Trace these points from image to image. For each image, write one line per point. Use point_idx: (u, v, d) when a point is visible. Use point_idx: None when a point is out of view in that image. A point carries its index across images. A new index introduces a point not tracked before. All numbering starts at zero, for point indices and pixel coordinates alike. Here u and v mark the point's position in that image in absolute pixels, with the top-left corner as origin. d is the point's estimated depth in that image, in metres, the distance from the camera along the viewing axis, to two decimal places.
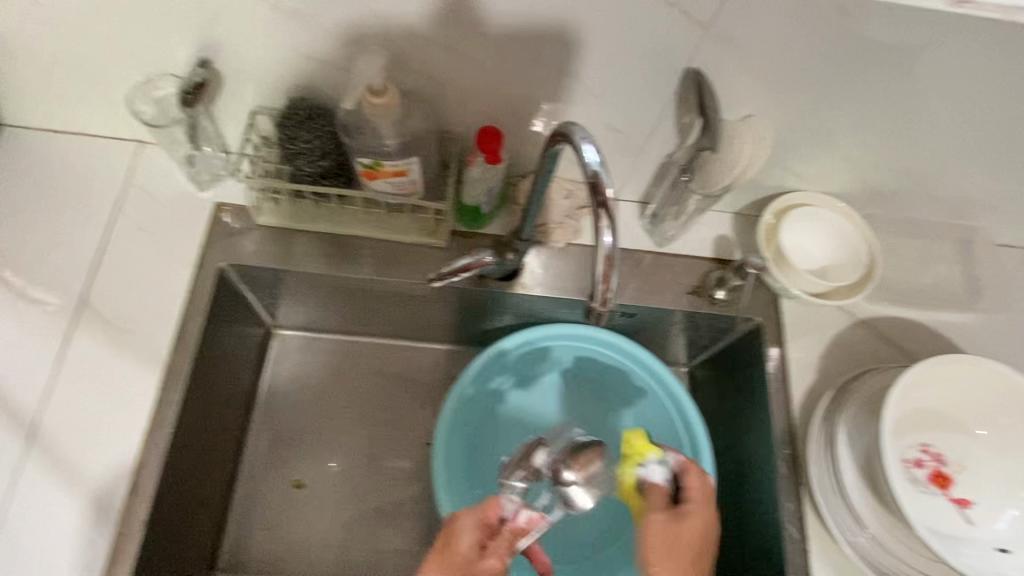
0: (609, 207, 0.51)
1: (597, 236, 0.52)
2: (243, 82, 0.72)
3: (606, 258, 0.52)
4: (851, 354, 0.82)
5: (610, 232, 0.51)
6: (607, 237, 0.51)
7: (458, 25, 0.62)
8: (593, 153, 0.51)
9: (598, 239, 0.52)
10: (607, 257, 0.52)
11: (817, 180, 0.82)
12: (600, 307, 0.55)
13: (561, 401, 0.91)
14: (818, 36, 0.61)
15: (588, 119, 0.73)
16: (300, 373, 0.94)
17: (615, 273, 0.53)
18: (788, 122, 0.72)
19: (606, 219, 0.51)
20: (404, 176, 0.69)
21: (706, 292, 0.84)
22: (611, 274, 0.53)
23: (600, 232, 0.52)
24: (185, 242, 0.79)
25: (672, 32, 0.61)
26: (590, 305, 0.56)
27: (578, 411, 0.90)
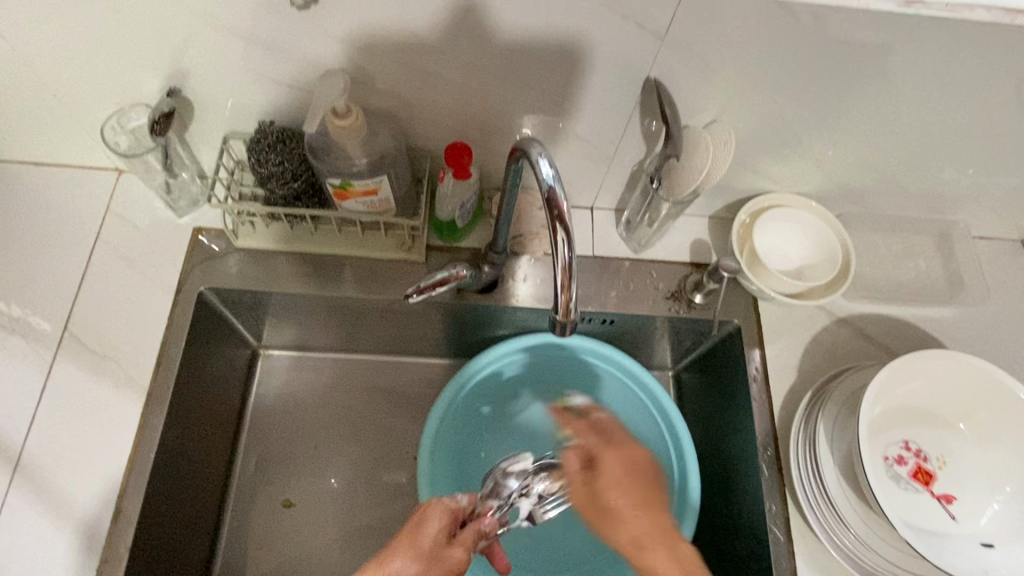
0: (565, 220, 0.51)
1: (554, 249, 0.52)
2: (213, 109, 0.73)
3: (564, 270, 0.53)
4: (832, 353, 0.82)
5: (567, 244, 0.51)
6: (564, 250, 0.51)
7: (419, 45, 0.63)
8: (549, 168, 0.52)
9: (555, 251, 0.52)
10: (566, 268, 0.53)
11: (791, 181, 0.83)
12: (563, 319, 0.56)
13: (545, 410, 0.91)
14: (775, 43, 0.61)
15: (556, 131, 0.74)
16: (286, 392, 0.95)
17: (575, 283, 0.54)
18: (755, 126, 0.73)
19: (562, 232, 0.51)
20: (375, 195, 0.71)
21: (684, 296, 0.84)
22: (571, 286, 0.54)
23: (558, 245, 0.53)
24: (165, 268, 0.80)
25: (630, 44, 0.61)
26: (553, 317, 0.56)
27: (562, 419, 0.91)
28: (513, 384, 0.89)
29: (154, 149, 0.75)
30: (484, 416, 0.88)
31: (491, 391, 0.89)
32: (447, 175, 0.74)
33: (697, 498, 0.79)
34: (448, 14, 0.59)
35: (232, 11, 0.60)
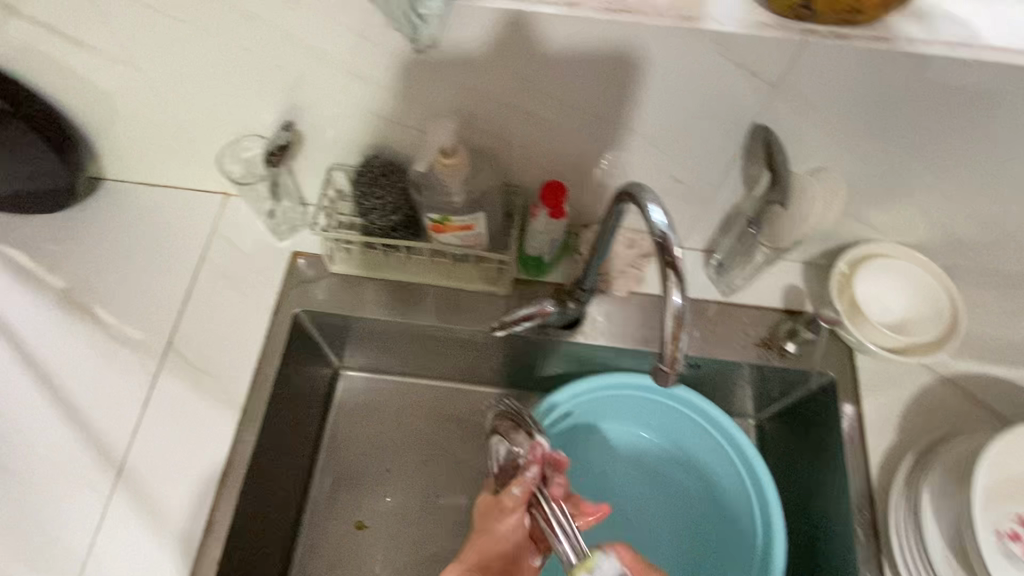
0: (677, 266, 0.50)
1: (666, 294, 0.51)
2: (319, 141, 0.76)
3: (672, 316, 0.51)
4: (936, 415, 0.77)
5: (679, 290, 0.50)
6: (675, 296, 0.50)
7: (524, 87, 0.63)
8: (661, 215, 0.51)
9: (666, 296, 0.51)
10: (677, 316, 0.51)
11: (895, 231, 0.79)
12: (669, 367, 0.53)
13: (624, 444, 0.90)
14: (893, 95, 0.59)
15: (651, 172, 0.73)
16: (365, 414, 0.97)
17: (688, 333, 0.51)
18: (863, 175, 0.70)
19: (674, 277, 0.50)
20: (471, 230, 0.72)
21: (775, 344, 0.81)
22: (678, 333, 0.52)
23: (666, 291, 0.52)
24: (263, 288, 0.83)
25: (738, 91, 0.60)
26: (658, 365, 0.54)
27: (643, 455, 0.90)
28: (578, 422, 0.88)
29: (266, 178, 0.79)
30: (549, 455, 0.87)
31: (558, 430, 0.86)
32: (538, 212, 0.74)
33: (783, 546, 0.76)
34: (555, 60, 0.60)
35: (349, 51, 0.63)
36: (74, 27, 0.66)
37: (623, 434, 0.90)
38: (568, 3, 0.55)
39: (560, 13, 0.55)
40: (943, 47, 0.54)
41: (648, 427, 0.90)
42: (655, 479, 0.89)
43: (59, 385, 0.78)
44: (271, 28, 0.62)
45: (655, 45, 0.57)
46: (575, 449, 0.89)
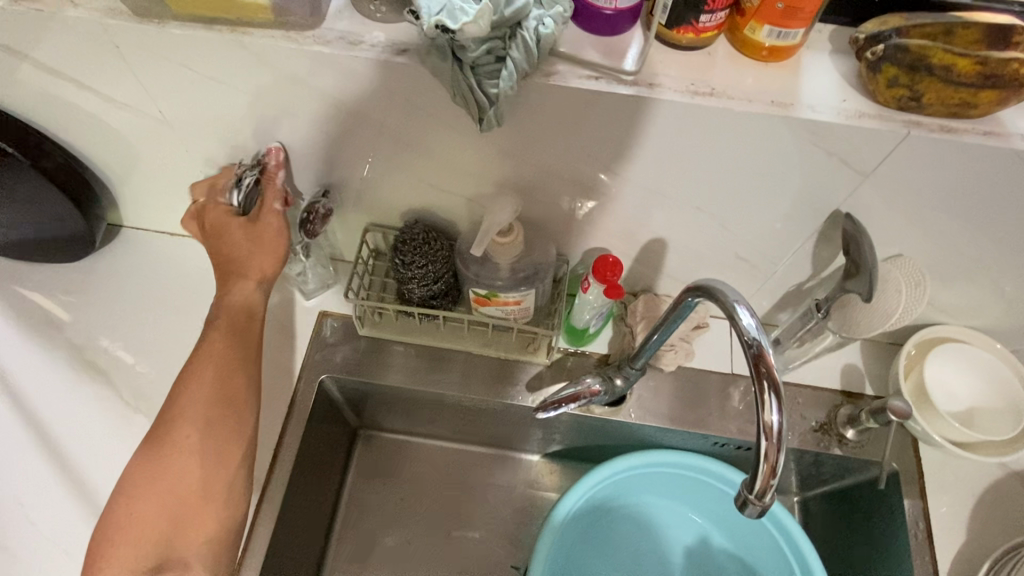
0: (775, 380, 0.44)
1: (761, 414, 0.45)
2: (357, 201, 0.71)
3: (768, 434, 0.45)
4: (1007, 515, 0.72)
5: (778, 409, 0.44)
6: (772, 413, 0.44)
7: (588, 163, 0.58)
8: (751, 318, 0.45)
9: (761, 417, 0.44)
10: (773, 439, 0.44)
11: (965, 315, 0.74)
12: (758, 498, 0.46)
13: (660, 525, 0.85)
14: (996, 188, 0.54)
15: (713, 250, 0.68)
16: (388, 478, 0.91)
17: (784, 458, 0.45)
18: (945, 261, 0.65)
19: (771, 394, 0.44)
20: (518, 305, 0.66)
21: (835, 430, 0.76)
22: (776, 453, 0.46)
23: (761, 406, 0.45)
24: (288, 351, 0.78)
25: (825, 178, 0.55)
26: (744, 494, 0.47)
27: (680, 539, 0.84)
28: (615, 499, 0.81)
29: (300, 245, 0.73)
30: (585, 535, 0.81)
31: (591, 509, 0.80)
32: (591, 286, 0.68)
33: None
34: (627, 140, 0.55)
35: (400, 121, 0.57)
36: (100, 80, 0.61)
37: (660, 510, 0.85)
38: (650, 85, 0.50)
39: (640, 95, 0.50)
40: None
41: (688, 511, 0.84)
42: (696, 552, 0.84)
43: (66, 454, 0.72)
44: (316, 93, 0.56)
45: (741, 131, 0.51)
46: (610, 524, 0.83)
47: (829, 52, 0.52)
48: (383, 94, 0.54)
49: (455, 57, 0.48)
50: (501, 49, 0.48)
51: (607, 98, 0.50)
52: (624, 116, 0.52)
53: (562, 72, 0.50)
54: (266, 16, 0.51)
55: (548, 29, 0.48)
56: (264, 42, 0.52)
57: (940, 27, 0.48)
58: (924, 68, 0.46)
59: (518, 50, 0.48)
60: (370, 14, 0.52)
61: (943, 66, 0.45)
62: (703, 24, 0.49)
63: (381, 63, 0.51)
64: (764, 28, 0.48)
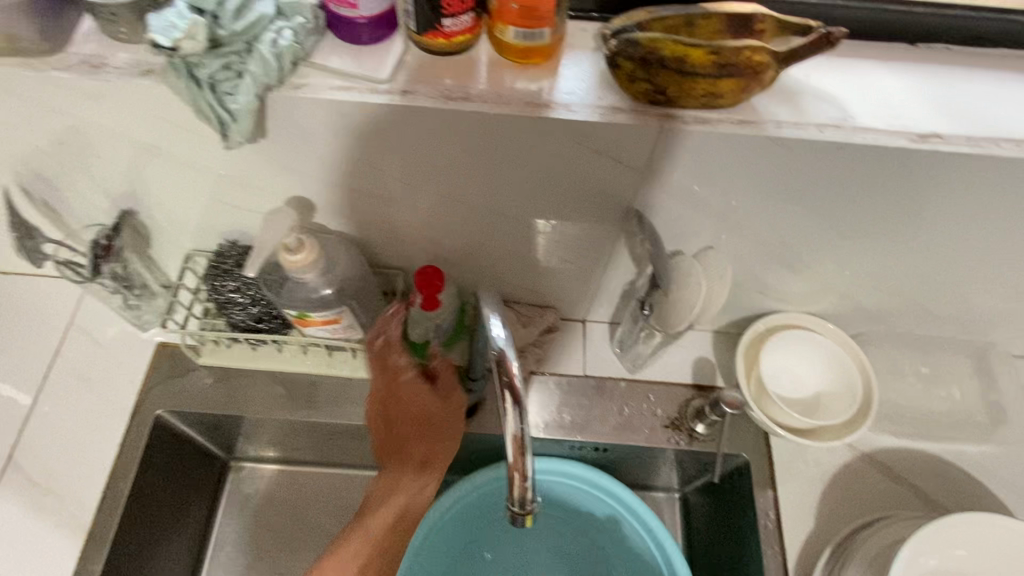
0: (516, 389, 0.43)
1: (503, 418, 0.44)
2: (172, 228, 0.69)
3: (517, 441, 0.44)
4: (854, 497, 0.72)
5: (518, 415, 0.43)
6: (514, 422, 0.43)
7: (376, 175, 0.57)
8: (500, 328, 0.45)
9: (504, 421, 0.44)
10: (518, 441, 0.44)
11: (801, 301, 0.75)
12: (518, 506, 0.47)
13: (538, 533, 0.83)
14: (768, 175, 0.54)
15: (537, 253, 0.68)
16: (258, 510, 0.85)
17: (532, 461, 0.45)
18: (758, 250, 0.65)
19: (512, 401, 0.44)
20: (337, 322, 0.65)
21: (685, 426, 0.76)
22: (528, 463, 0.45)
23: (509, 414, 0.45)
24: (122, 388, 0.75)
25: (606, 175, 0.55)
26: (509, 502, 0.47)
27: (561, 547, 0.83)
28: (491, 512, 0.80)
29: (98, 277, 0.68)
30: (460, 547, 0.80)
31: (464, 521, 0.79)
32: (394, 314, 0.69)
33: None
34: (403, 149, 0.54)
35: (176, 145, 0.56)
36: None
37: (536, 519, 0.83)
38: (403, 93, 0.50)
39: (393, 104, 0.49)
40: (812, 130, 0.50)
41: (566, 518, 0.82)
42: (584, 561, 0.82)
43: None
44: (79, 121, 0.54)
45: (505, 134, 0.51)
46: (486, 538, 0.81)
47: (590, 50, 0.53)
48: (142, 118, 0.53)
49: (190, 73, 0.47)
50: (238, 64, 0.47)
51: (362, 109, 0.50)
52: (389, 126, 0.51)
53: (314, 85, 0.49)
54: None
55: (287, 42, 0.47)
56: (2, 71, 0.49)
57: (682, 19, 0.47)
58: (657, 61, 0.45)
59: (255, 65, 0.47)
60: (113, 35, 0.50)
61: (676, 59, 0.45)
62: (448, 28, 0.48)
63: (127, 86, 0.49)
64: (510, 30, 0.48)
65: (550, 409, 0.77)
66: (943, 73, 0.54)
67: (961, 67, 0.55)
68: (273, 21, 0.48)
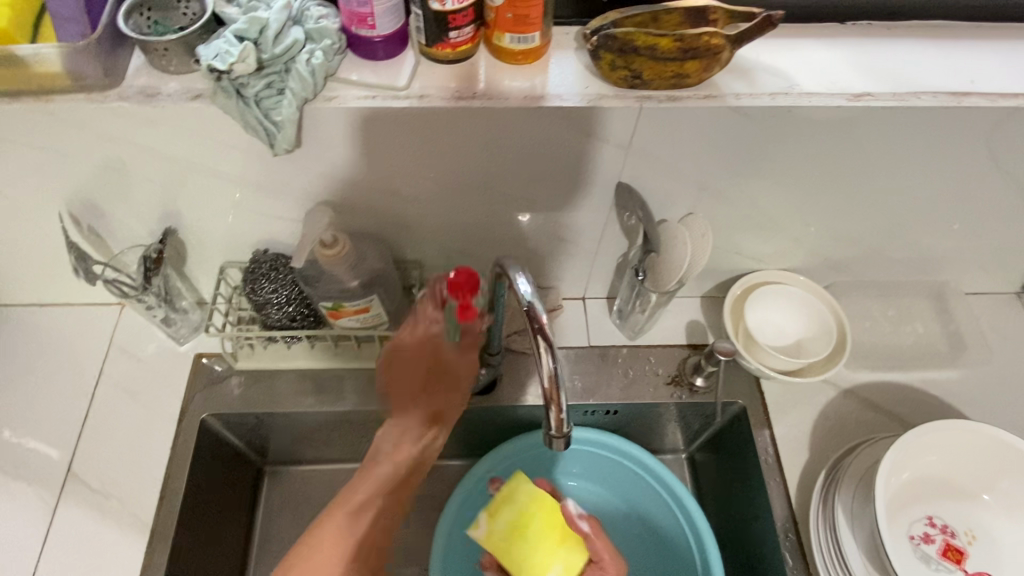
0: (545, 333, 0.50)
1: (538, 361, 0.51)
2: (208, 243, 0.76)
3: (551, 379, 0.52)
4: (841, 427, 0.81)
5: (550, 355, 0.50)
6: (549, 363, 0.51)
7: (396, 173, 0.65)
8: (527, 285, 0.52)
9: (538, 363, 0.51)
10: (552, 378, 0.51)
11: (775, 259, 0.84)
12: (556, 433, 0.54)
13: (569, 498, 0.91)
14: (733, 142, 0.63)
15: (538, 236, 0.76)
16: (298, 508, 0.91)
17: (565, 397, 0.52)
18: (731, 214, 0.75)
19: (544, 344, 0.51)
20: (367, 312, 0.72)
21: (684, 380, 0.84)
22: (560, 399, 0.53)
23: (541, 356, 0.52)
24: (167, 397, 0.81)
25: (597, 155, 0.64)
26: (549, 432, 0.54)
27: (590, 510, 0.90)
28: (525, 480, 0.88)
29: (143, 292, 0.74)
30: None
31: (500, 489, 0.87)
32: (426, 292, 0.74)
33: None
34: (420, 147, 0.62)
35: (219, 162, 0.63)
36: None
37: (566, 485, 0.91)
38: (420, 96, 0.58)
39: (412, 106, 0.58)
40: (764, 98, 0.59)
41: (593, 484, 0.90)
42: (611, 530, 0.89)
43: None
44: (134, 147, 0.61)
45: (508, 125, 0.60)
46: None
47: (573, 49, 0.62)
48: (190, 138, 0.60)
49: (239, 93, 0.55)
50: (279, 83, 0.55)
51: (385, 114, 0.58)
52: (408, 126, 0.59)
53: (342, 96, 0.57)
54: (63, 82, 0.56)
55: (319, 60, 0.55)
56: (68, 106, 0.57)
57: (648, 15, 0.57)
58: (632, 50, 0.55)
59: (294, 81, 0.55)
60: (162, 67, 0.58)
61: (648, 47, 0.54)
62: (454, 39, 0.57)
63: (181, 110, 0.57)
64: (506, 36, 0.57)
65: (562, 379, 0.84)
66: (867, 45, 0.64)
67: (881, 40, 0.65)
68: (305, 45, 0.56)
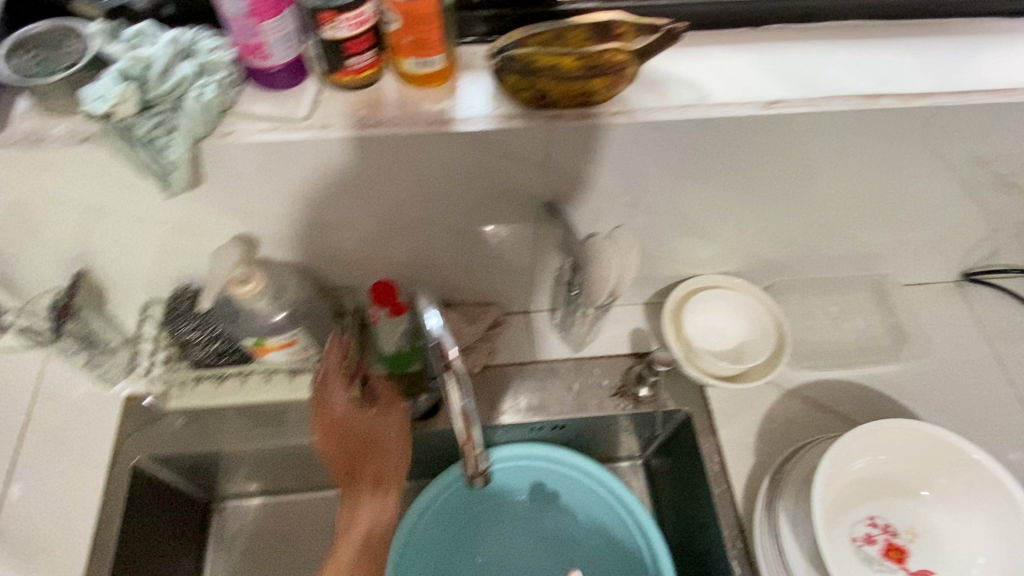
0: (453, 370, 0.50)
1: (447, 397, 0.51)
2: (126, 281, 0.73)
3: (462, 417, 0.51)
4: (786, 428, 0.80)
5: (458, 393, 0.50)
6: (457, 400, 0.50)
7: (310, 204, 0.63)
8: (436, 318, 0.51)
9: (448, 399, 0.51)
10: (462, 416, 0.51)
11: (714, 264, 0.84)
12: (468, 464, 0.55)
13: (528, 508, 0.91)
14: (650, 155, 0.62)
15: (469, 255, 0.75)
16: (248, 542, 0.89)
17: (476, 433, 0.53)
18: (662, 223, 0.74)
19: (452, 382, 0.50)
20: (293, 345, 0.70)
21: (630, 391, 0.83)
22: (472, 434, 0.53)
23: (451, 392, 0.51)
24: (98, 442, 0.78)
25: (515, 175, 0.63)
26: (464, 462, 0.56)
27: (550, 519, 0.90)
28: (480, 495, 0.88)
29: (61, 336, 0.72)
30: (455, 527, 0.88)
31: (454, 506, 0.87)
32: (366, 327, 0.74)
33: None
34: (330, 176, 0.60)
35: (122, 202, 0.61)
36: None
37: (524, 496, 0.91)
38: (322, 126, 0.56)
39: (312, 138, 0.55)
40: (675, 110, 0.58)
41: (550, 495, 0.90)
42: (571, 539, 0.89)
43: None
44: (28, 193, 0.59)
45: (418, 151, 0.58)
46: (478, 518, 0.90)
47: (482, 69, 0.60)
48: (85, 180, 0.57)
49: (126, 134, 0.52)
50: (169, 120, 0.53)
51: (287, 147, 0.56)
52: (313, 157, 0.57)
53: (239, 131, 0.55)
54: None
55: (211, 95, 0.53)
56: None
57: (551, 32, 0.55)
58: (534, 72, 0.54)
59: (184, 118, 0.52)
60: (48, 110, 0.55)
61: (551, 67, 0.53)
62: (352, 66, 0.55)
63: (70, 154, 0.54)
64: (408, 61, 0.55)
65: (507, 396, 0.83)
66: (779, 50, 0.64)
67: (793, 45, 0.65)
68: (197, 80, 0.54)
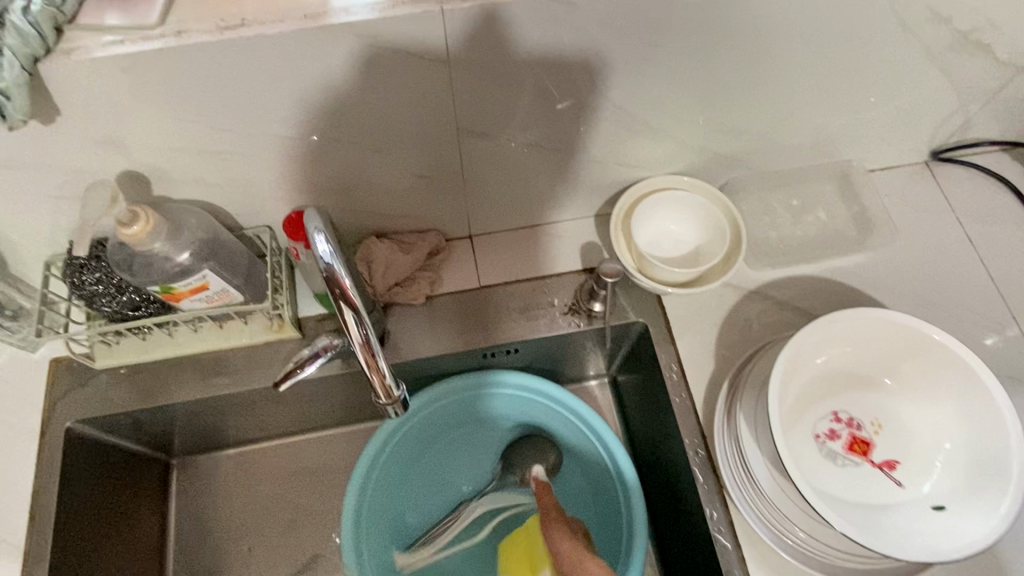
0: (347, 297, 0.50)
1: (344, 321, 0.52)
2: (22, 237, 0.67)
3: (364, 346, 0.53)
4: (748, 331, 0.77)
5: (354, 318, 0.51)
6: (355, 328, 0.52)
7: (196, 127, 0.57)
8: (326, 245, 0.49)
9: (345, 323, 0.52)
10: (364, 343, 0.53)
11: (663, 164, 0.78)
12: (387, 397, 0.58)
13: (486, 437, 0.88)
14: (564, 38, 0.56)
15: (392, 172, 0.69)
16: (210, 497, 0.87)
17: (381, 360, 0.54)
18: (596, 121, 0.68)
19: (348, 308, 0.51)
20: (206, 288, 0.64)
21: (583, 307, 0.79)
22: (380, 363, 0.56)
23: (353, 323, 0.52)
24: (26, 409, 0.74)
25: (416, 73, 0.56)
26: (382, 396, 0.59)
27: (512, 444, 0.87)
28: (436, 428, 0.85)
29: None
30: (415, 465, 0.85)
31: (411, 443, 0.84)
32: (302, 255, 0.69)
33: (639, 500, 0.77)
34: (206, 92, 0.54)
35: None
36: None
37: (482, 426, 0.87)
38: (178, 32, 0.49)
39: (169, 45, 0.49)
40: None
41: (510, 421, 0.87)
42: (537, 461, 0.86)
43: None
44: None
45: (298, 53, 0.52)
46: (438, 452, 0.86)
47: None
48: None
49: None
50: None
51: (145, 60, 0.49)
52: (180, 70, 0.51)
53: (86, 45, 0.49)
54: None
55: (38, 6, 0.46)
56: None
57: None
58: None
59: (9, 35, 0.46)
60: None
61: None
62: None
63: None
64: None
65: (455, 324, 0.79)
66: None
67: None
68: None
